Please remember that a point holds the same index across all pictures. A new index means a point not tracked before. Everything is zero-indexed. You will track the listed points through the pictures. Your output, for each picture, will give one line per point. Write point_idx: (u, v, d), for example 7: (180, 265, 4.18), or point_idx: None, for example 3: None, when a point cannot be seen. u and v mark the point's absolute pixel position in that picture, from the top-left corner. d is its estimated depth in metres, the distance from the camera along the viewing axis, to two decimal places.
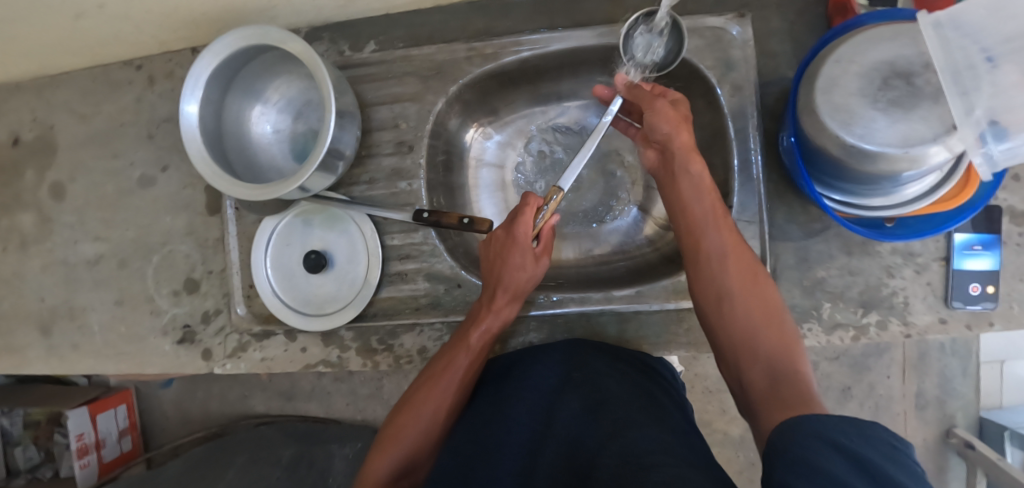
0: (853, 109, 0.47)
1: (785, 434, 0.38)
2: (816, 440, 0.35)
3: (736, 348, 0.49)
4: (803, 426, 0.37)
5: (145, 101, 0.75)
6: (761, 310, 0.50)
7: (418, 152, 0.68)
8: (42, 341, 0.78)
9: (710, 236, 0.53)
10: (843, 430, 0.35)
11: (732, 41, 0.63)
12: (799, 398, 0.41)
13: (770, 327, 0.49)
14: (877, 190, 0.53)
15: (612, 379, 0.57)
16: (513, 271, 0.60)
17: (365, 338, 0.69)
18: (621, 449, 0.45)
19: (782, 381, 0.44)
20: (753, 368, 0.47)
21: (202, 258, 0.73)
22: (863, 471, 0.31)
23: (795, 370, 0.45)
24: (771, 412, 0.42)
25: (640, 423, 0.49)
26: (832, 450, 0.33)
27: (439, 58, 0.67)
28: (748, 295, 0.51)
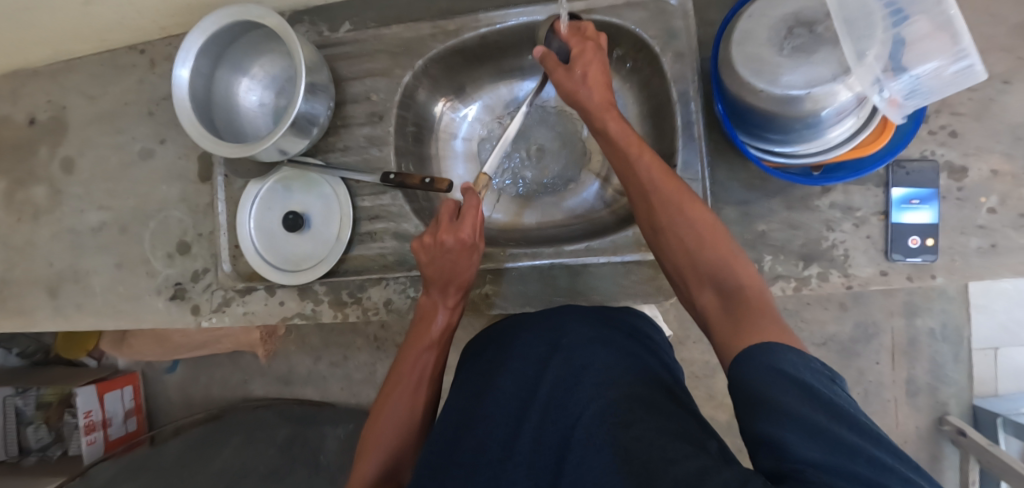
0: (762, 58, 0.51)
1: (744, 364, 0.40)
2: (772, 370, 0.37)
3: (688, 270, 0.52)
4: (761, 353, 0.39)
5: (147, 82, 0.83)
6: (708, 233, 0.52)
7: (387, 121, 0.74)
8: (50, 302, 0.85)
9: (653, 180, 0.55)
10: (795, 363, 0.38)
11: (673, 12, 0.67)
12: (752, 310, 0.45)
13: (722, 250, 0.51)
14: (799, 135, 0.56)
15: (593, 342, 0.58)
16: (460, 261, 0.63)
17: (336, 291, 0.74)
18: (604, 408, 0.49)
19: (735, 295, 0.48)
20: (705, 293, 0.51)
21: (194, 222, 0.80)
22: (819, 405, 0.35)
23: (746, 286, 0.48)
24: (735, 331, 0.45)
25: (620, 381, 0.52)
26: (786, 382, 0.36)
27: (407, 36, 0.73)
28: (691, 222, 0.53)
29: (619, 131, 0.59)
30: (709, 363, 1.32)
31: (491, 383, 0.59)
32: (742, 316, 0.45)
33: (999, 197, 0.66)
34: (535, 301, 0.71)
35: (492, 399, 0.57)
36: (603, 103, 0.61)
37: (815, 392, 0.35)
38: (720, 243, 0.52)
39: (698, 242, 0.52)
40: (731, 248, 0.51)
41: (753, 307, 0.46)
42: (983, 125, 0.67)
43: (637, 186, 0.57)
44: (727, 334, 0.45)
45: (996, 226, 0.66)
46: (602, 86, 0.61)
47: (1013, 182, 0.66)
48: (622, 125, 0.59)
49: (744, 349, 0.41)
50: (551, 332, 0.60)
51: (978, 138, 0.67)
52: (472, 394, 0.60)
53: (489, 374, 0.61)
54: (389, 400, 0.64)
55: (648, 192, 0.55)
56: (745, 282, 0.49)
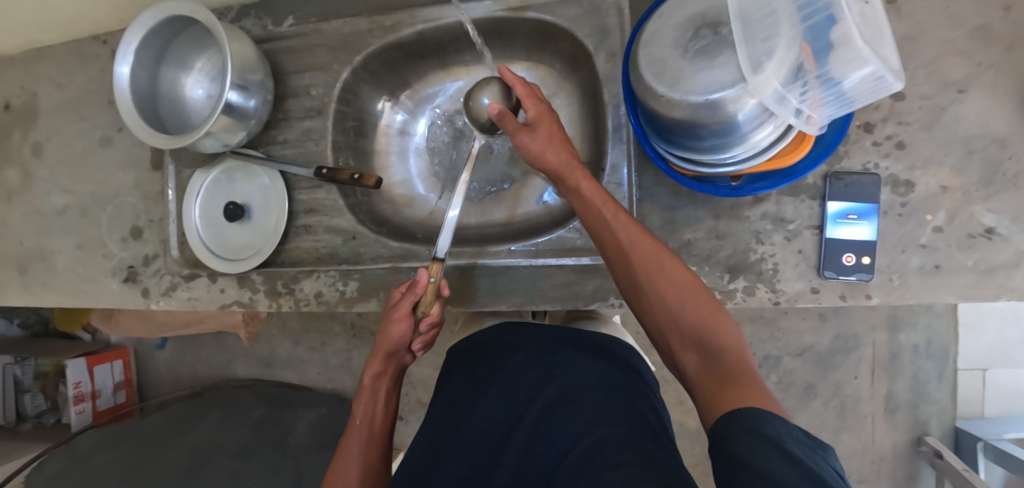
0: (664, 61, 0.50)
1: (732, 424, 0.38)
2: (752, 436, 0.35)
3: (670, 331, 0.50)
4: (745, 415, 0.38)
5: (109, 72, 0.86)
6: (689, 292, 0.50)
7: (325, 116, 0.74)
8: (20, 278, 0.90)
9: (629, 240, 0.52)
10: (780, 430, 0.36)
11: (607, 10, 0.66)
12: (737, 375, 0.44)
13: (703, 306, 0.49)
14: (707, 145, 0.54)
15: (588, 377, 0.57)
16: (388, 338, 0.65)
17: (272, 281, 0.75)
18: (591, 446, 0.47)
19: (719, 358, 0.46)
20: (688, 354, 0.49)
21: (146, 208, 0.83)
22: (798, 467, 0.32)
23: (728, 347, 0.47)
24: (719, 395, 0.43)
25: (610, 420, 0.50)
26: (767, 448, 0.34)
27: (345, 31, 0.73)
28: (669, 279, 0.51)
29: (590, 190, 0.56)
30: None
31: (472, 408, 0.61)
32: (727, 382, 0.43)
33: (946, 214, 0.62)
34: (459, 302, 0.71)
35: (478, 421, 0.59)
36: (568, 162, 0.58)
37: (797, 461, 0.33)
38: (704, 299, 0.50)
39: (684, 300, 0.50)
40: (714, 308, 0.49)
41: (731, 372, 0.44)
42: (933, 136, 0.63)
43: (614, 247, 0.54)
44: (709, 401, 0.43)
45: (941, 245, 0.62)
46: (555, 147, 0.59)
47: (963, 197, 0.62)
48: (595, 184, 0.56)
49: (726, 414, 0.40)
50: (542, 359, 0.62)
51: (927, 150, 0.63)
52: (455, 413, 0.62)
53: (477, 391, 0.63)
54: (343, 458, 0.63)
55: (626, 251, 0.52)
56: (726, 344, 0.47)
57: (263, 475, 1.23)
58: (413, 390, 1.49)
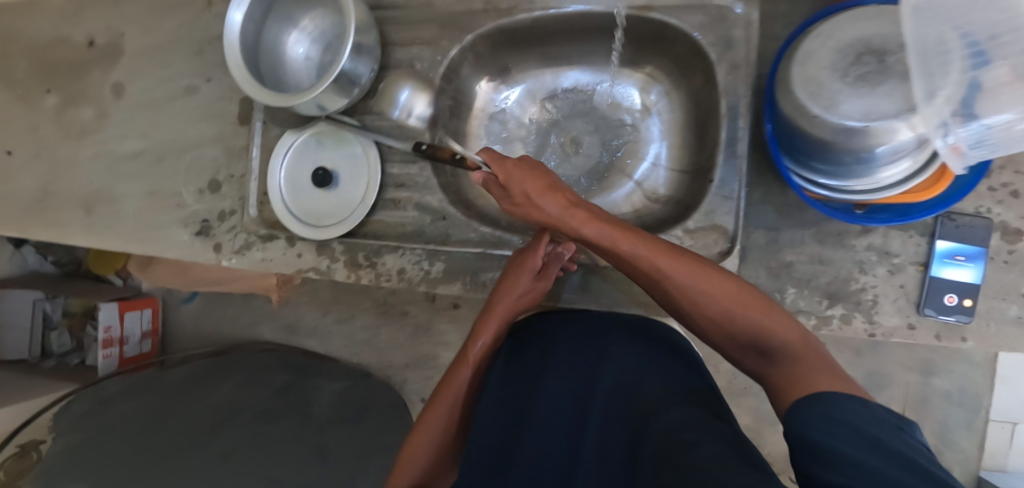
0: (822, 82, 0.49)
1: (794, 408, 0.42)
2: (824, 418, 0.39)
3: (726, 337, 0.53)
4: (818, 406, 0.40)
5: (200, 21, 0.84)
6: (734, 298, 0.51)
7: (427, 92, 0.73)
8: (84, 218, 0.88)
9: (654, 265, 0.54)
10: (850, 408, 0.39)
11: (736, 21, 0.65)
12: (797, 369, 0.46)
13: (756, 310, 0.50)
14: (843, 169, 0.53)
15: (633, 362, 0.61)
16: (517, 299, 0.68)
17: (353, 252, 0.75)
18: (667, 425, 0.49)
19: (781, 356, 0.48)
20: (749, 355, 0.52)
21: (227, 163, 0.82)
22: (879, 451, 0.35)
23: (787, 344, 0.48)
24: (783, 389, 0.45)
25: (675, 403, 0.53)
26: (842, 428, 0.37)
27: (457, 8, 0.72)
28: (706, 294, 0.52)
29: (597, 231, 0.57)
30: None
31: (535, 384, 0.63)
32: (789, 376, 0.46)
33: None
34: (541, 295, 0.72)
35: (546, 399, 0.60)
36: (564, 208, 0.58)
37: (878, 444, 0.36)
38: (758, 305, 0.50)
39: (733, 301, 0.51)
40: (760, 304, 0.51)
41: (796, 363, 0.47)
42: None
43: (643, 274, 0.56)
44: (778, 394, 0.46)
45: None
46: (547, 191, 0.59)
47: None
48: (597, 224, 0.57)
49: (796, 400, 0.42)
50: (588, 341, 0.65)
51: None
52: (515, 384, 0.65)
53: (536, 375, 0.64)
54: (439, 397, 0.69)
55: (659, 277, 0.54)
56: (782, 341, 0.49)
57: (285, 437, 1.19)
58: (437, 376, 1.47)
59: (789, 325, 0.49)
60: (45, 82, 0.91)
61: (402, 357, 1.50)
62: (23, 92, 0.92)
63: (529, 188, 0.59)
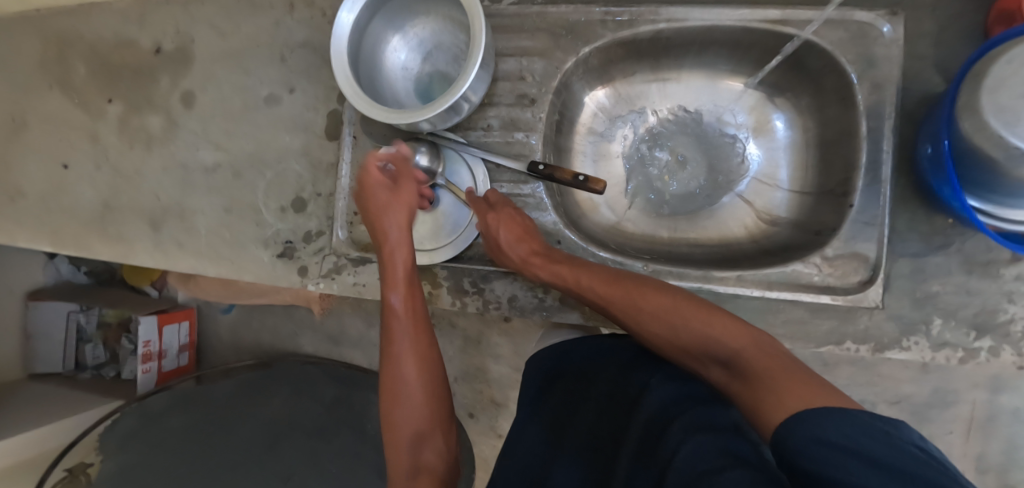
0: (1020, 111, 0.46)
1: (782, 433, 0.38)
2: (817, 444, 0.35)
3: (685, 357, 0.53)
4: (808, 424, 0.37)
5: (282, 26, 0.78)
6: (686, 310, 0.53)
7: (539, 107, 0.69)
8: (152, 235, 0.83)
9: (601, 296, 0.58)
10: (836, 425, 0.36)
11: (879, 38, 0.62)
12: (761, 372, 0.45)
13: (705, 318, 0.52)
14: (1019, 201, 0.51)
15: (677, 390, 0.51)
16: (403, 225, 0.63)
17: (458, 278, 0.71)
18: (694, 452, 0.42)
19: (737, 364, 0.48)
20: (713, 369, 0.51)
21: (314, 179, 0.77)
22: (883, 472, 0.32)
23: (743, 348, 0.48)
24: (756, 400, 0.44)
25: (705, 425, 0.45)
26: (838, 451, 0.34)
27: (574, 19, 0.68)
28: (654, 316, 0.55)
29: (547, 273, 0.61)
30: None
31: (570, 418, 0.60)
32: (756, 381, 0.45)
33: None
34: None
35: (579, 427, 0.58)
36: (529, 255, 0.62)
37: (874, 462, 0.33)
38: (706, 312, 0.52)
39: (681, 314, 0.53)
40: (708, 312, 0.52)
41: (756, 368, 0.46)
42: None
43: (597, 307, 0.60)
44: (754, 403, 0.44)
45: None
46: (518, 240, 0.62)
47: None
48: (549, 268, 0.61)
49: (782, 424, 0.39)
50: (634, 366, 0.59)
51: None
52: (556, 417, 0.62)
53: (574, 407, 0.61)
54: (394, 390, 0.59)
55: (607, 303, 0.58)
56: (738, 346, 0.48)
57: (345, 455, 1.16)
58: (489, 390, 1.44)
59: (738, 330, 0.50)
60: (107, 90, 0.85)
61: (452, 370, 1.47)
62: (82, 99, 0.86)
63: (501, 237, 0.62)
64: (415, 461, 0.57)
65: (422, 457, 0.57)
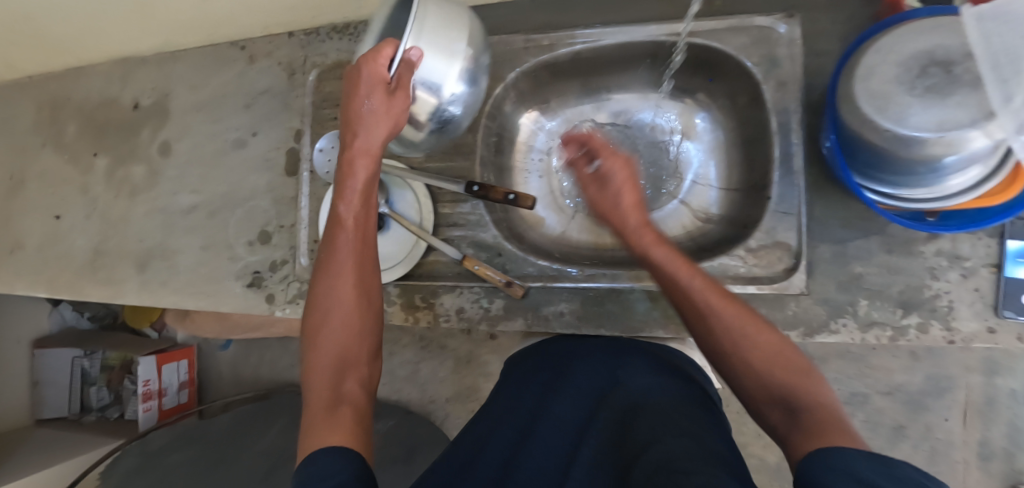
0: (889, 96, 0.49)
1: (808, 462, 0.36)
2: (834, 468, 0.33)
3: (750, 386, 0.46)
4: (828, 459, 0.34)
5: (245, 76, 0.86)
6: (775, 350, 0.46)
7: (474, 130, 0.74)
8: (136, 276, 0.89)
9: (703, 300, 0.49)
10: (868, 462, 0.32)
11: (779, 40, 0.66)
12: (824, 427, 0.39)
13: (787, 367, 0.45)
14: (916, 179, 0.53)
15: (648, 384, 0.54)
16: (376, 130, 0.54)
17: (409, 295, 0.75)
18: (661, 447, 0.42)
19: (804, 414, 0.41)
20: (772, 409, 0.45)
21: (278, 213, 0.83)
22: None
23: (819, 402, 0.42)
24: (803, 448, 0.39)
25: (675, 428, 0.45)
26: (844, 477, 0.32)
27: (501, 48, 0.73)
28: (751, 340, 0.47)
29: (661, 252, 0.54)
30: None
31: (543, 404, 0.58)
32: (811, 434, 0.39)
33: None
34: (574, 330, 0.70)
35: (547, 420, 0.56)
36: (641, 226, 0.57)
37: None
38: (789, 359, 0.45)
39: (735, 322, 0.48)
40: (767, 332, 0.47)
41: (818, 421, 0.40)
42: None
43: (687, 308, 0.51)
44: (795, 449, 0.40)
45: None
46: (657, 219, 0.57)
47: None
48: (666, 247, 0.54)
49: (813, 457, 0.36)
50: (613, 374, 0.57)
51: None
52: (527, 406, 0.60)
53: (545, 395, 0.59)
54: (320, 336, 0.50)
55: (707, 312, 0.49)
56: (814, 401, 0.42)
57: None
58: None
59: (794, 358, 0.46)
60: (95, 145, 0.93)
61: (443, 391, 1.49)
62: (74, 156, 0.94)
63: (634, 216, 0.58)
64: (335, 393, 0.47)
65: (343, 385, 0.47)
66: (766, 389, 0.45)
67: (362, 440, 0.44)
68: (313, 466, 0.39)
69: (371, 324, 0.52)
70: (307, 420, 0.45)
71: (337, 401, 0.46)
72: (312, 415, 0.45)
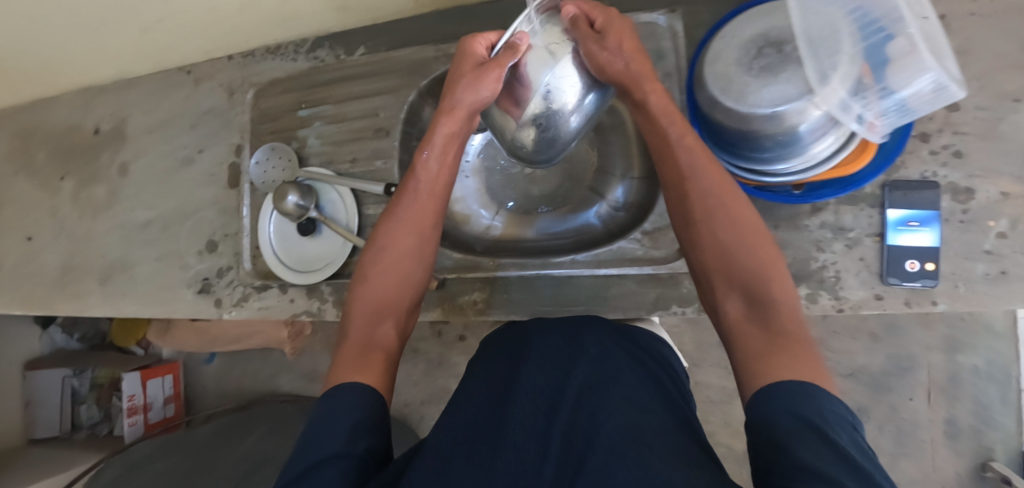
0: (731, 77, 0.53)
1: (775, 387, 0.41)
2: (791, 413, 0.38)
3: (720, 275, 0.51)
4: (800, 402, 0.38)
5: (191, 98, 0.93)
6: (758, 249, 0.51)
7: (393, 136, 0.79)
8: (101, 288, 0.95)
9: (693, 172, 0.54)
10: (827, 405, 0.38)
11: (662, 33, 0.70)
12: (789, 335, 0.45)
13: (769, 266, 0.50)
14: (767, 156, 0.57)
15: (618, 365, 0.54)
16: (465, 96, 0.59)
17: (341, 292, 0.79)
18: (625, 426, 0.45)
19: (767, 314, 0.47)
20: (731, 300, 0.50)
21: (223, 223, 0.89)
22: (845, 461, 0.33)
23: (786, 307, 0.47)
24: (766, 351, 0.44)
25: (649, 411, 0.47)
26: (813, 436, 0.35)
27: (413, 58, 0.79)
28: (737, 236, 0.51)
29: (657, 104, 0.57)
30: (726, 388, 1.30)
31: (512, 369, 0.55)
32: (777, 340, 0.45)
33: (1009, 221, 0.63)
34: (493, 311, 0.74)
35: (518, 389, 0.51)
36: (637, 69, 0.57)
37: (836, 445, 0.34)
38: (774, 263, 0.50)
39: (730, 232, 0.52)
40: (768, 248, 0.51)
41: (784, 329, 0.45)
42: (991, 146, 0.64)
43: (674, 183, 0.56)
44: (757, 350, 0.45)
45: (1006, 251, 0.62)
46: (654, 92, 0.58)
47: None
48: (663, 102, 0.57)
49: (770, 384, 0.41)
50: (571, 355, 0.55)
51: (984, 159, 0.64)
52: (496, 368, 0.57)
53: (512, 369, 0.55)
54: (364, 276, 0.64)
55: (699, 190, 0.54)
56: (782, 307, 0.47)
57: None
58: None
59: (767, 255, 0.50)
60: (62, 170, 1.01)
61: (417, 393, 1.52)
62: (44, 180, 1.02)
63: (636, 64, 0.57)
64: (367, 336, 0.59)
65: (375, 331, 0.60)
66: (727, 274, 0.51)
67: (381, 384, 0.55)
68: (337, 397, 0.51)
69: (411, 287, 0.64)
70: (341, 357, 0.57)
71: (368, 347, 0.58)
72: (349, 348, 0.58)
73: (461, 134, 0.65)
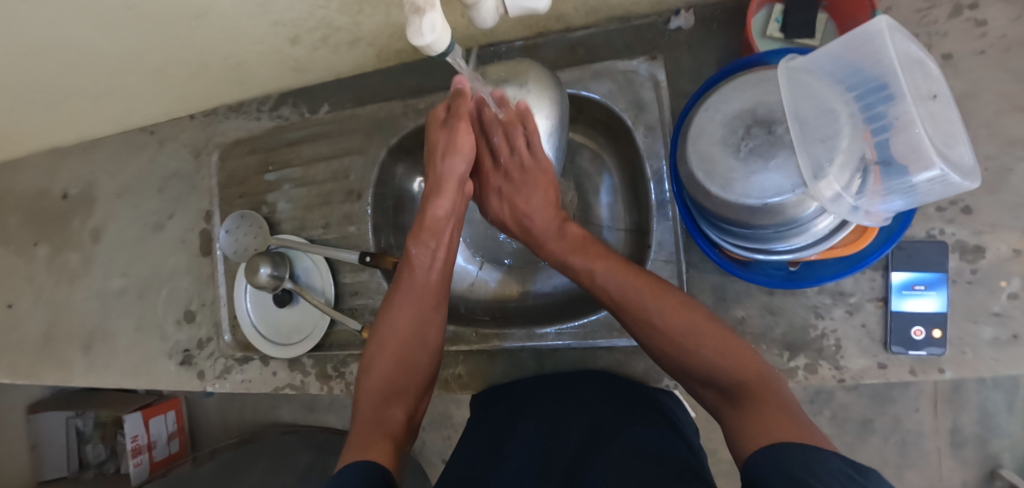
0: (715, 159, 0.48)
1: (760, 455, 0.36)
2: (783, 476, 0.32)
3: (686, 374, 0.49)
4: (787, 456, 0.34)
5: (156, 161, 0.88)
6: (702, 328, 0.48)
7: (364, 199, 0.75)
8: (84, 358, 0.93)
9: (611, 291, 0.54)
10: (821, 457, 0.32)
11: (642, 83, 0.65)
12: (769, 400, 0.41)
13: (719, 342, 0.47)
14: (753, 237, 0.52)
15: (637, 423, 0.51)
16: (453, 158, 0.59)
17: (322, 364, 0.77)
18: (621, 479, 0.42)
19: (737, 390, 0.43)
20: (707, 390, 0.47)
21: (199, 291, 0.86)
22: None
23: (751, 377, 0.44)
24: (748, 419, 0.40)
25: (646, 456, 0.45)
26: None
27: (380, 115, 0.74)
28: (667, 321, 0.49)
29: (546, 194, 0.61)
30: None
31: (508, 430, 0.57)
32: (752, 406, 0.41)
33: (1021, 280, 0.58)
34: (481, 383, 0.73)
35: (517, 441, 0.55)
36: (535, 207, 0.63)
37: None
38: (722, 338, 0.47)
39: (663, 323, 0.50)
40: (708, 327, 0.48)
41: (759, 395, 0.42)
42: (999, 198, 0.59)
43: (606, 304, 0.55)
44: (738, 418, 0.41)
45: (1017, 312, 0.58)
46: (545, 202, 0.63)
47: None
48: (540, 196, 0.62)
49: (760, 449, 0.36)
50: (562, 423, 0.56)
51: (993, 212, 0.59)
52: (497, 424, 0.59)
53: (509, 424, 0.58)
54: (373, 354, 0.59)
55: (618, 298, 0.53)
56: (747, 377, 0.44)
57: None
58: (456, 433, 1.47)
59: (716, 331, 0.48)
60: (35, 236, 0.98)
61: None
62: (17, 247, 0.99)
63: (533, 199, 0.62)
64: (378, 415, 0.53)
65: (388, 413, 0.54)
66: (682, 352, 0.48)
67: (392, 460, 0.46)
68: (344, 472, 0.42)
69: (422, 360, 0.60)
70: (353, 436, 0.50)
71: (376, 426, 0.51)
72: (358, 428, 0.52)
73: (450, 215, 0.62)
